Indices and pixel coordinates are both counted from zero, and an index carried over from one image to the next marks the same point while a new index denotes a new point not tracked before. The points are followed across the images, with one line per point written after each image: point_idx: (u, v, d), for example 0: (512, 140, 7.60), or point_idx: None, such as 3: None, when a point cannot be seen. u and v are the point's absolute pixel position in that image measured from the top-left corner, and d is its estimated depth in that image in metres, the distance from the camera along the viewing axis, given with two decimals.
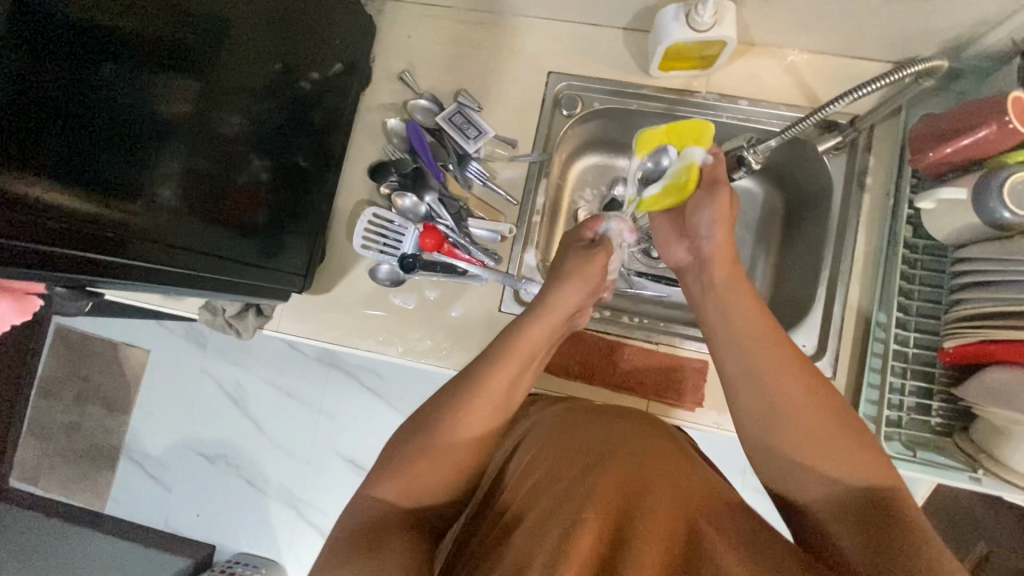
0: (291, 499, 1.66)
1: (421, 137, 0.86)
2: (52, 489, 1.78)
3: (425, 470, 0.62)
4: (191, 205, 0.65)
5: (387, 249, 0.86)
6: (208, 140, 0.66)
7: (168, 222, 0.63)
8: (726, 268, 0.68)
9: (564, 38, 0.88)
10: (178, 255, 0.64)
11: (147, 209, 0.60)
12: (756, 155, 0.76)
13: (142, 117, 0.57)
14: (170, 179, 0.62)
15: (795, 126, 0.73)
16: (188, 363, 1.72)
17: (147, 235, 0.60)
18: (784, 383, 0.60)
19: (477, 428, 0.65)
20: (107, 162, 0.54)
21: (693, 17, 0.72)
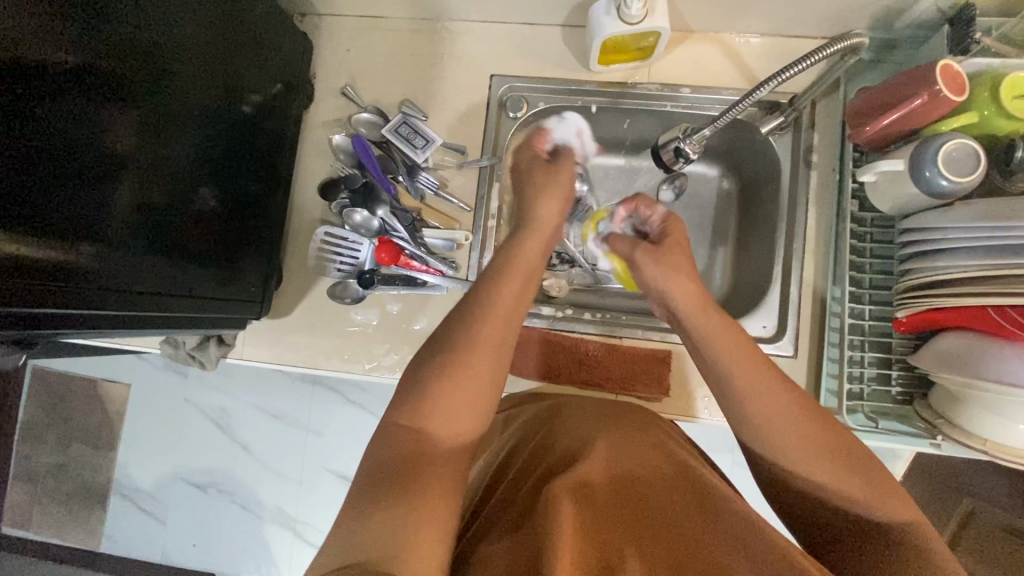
0: (287, 520, 1.66)
1: (367, 151, 0.82)
2: (44, 533, 1.75)
3: (452, 403, 0.58)
4: (143, 239, 0.64)
5: (344, 266, 0.86)
6: (153, 173, 0.65)
7: (119, 259, 0.61)
8: (695, 311, 0.63)
9: (504, 40, 0.88)
10: (130, 293, 0.63)
11: (96, 248, 0.59)
12: (693, 145, 0.77)
13: (82, 153, 0.56)
14: (118, 214, 0.61)
15: (729, 112, 0.72)
16: (170, 393, 1.71)
17: (97, 274, 0.59)
18: (772, 403, 0.57)
19: (489, 340, 0.60)
20: (48, 202, 0.54)
21: (623, 11, 0.72)
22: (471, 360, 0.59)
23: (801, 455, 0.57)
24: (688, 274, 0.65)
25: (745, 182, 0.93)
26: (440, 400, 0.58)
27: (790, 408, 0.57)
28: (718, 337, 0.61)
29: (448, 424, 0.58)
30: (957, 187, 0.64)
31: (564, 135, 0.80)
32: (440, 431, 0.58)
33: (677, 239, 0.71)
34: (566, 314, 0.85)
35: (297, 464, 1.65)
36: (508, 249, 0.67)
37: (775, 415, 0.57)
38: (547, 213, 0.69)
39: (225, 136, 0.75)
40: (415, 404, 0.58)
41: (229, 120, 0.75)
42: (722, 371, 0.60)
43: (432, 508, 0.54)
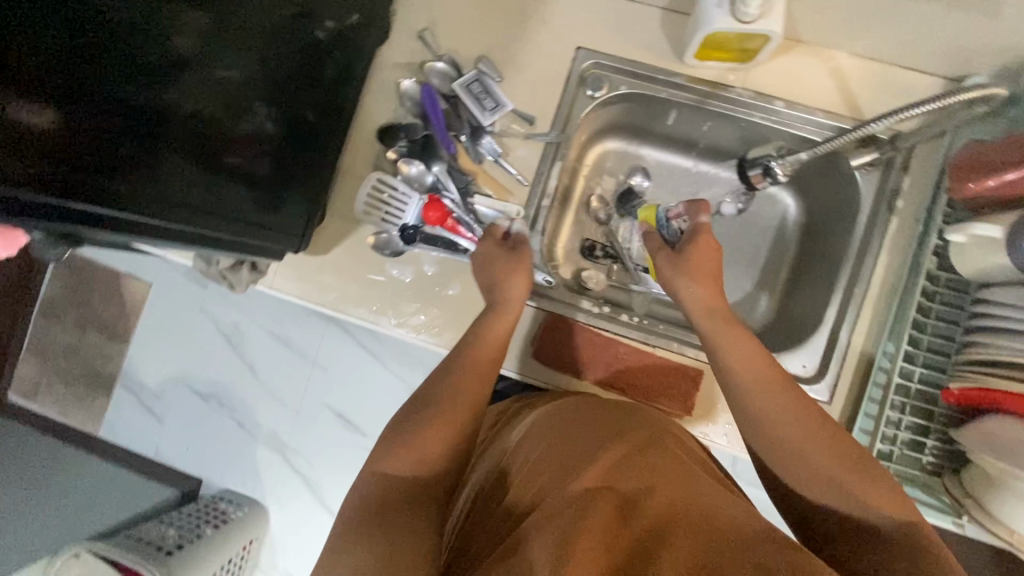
0: (279, 445, 1.69)
1: (434, 102, 0.81)
2: (48, 407, 1.79)
3: (425, 439, 0.66)
4: (189, 152, 0.63)
5: (389, 217, 0.83)
6: (211, 86, 0.63)
7: (164, 168, 0.61)
8: (705, 319, 0.72)
9: (599, 11, 0.82)
10: (170, 207, 0.63)
11: (144, 152, 0.58)
12: (785, 166, 0.75)
13: (145, 53, 0.54)
14: (171, 122, 0.60)
15: (831, 141, 0.71)
16: (188, 301, 1.74)
17: (139, 180, 0.59)
18: (774, 401, 0.64)
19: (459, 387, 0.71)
20: (104, 100, 0.53)
21: (738, 6, 0.67)
22: (435, 407, 0.68)
23: (796, 440, 0.61)
24: (702, 283, 0.73)
25: (814, 213, 0.90)
26: (413, 433, 0.66)
27: (783, 397, 0.64)
28: (730, 339, 0.69)
29: (417, 452, 0.65)
30: None
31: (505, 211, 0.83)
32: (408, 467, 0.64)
33: (702, 241, 0.76)
34: (602, 311, 0.84)
35: (299, 393, 1.68)
36: (478, 328, 0.75)
37: (773, 406, 0.64)
38: (514, 292, 0.76)
39: (293, 59, 0.72)
40: (393, 441, 0.67)
41: (297, 45, 0.72)
42: (733, 369, 0.67)
43: (407, 530, 0.58)
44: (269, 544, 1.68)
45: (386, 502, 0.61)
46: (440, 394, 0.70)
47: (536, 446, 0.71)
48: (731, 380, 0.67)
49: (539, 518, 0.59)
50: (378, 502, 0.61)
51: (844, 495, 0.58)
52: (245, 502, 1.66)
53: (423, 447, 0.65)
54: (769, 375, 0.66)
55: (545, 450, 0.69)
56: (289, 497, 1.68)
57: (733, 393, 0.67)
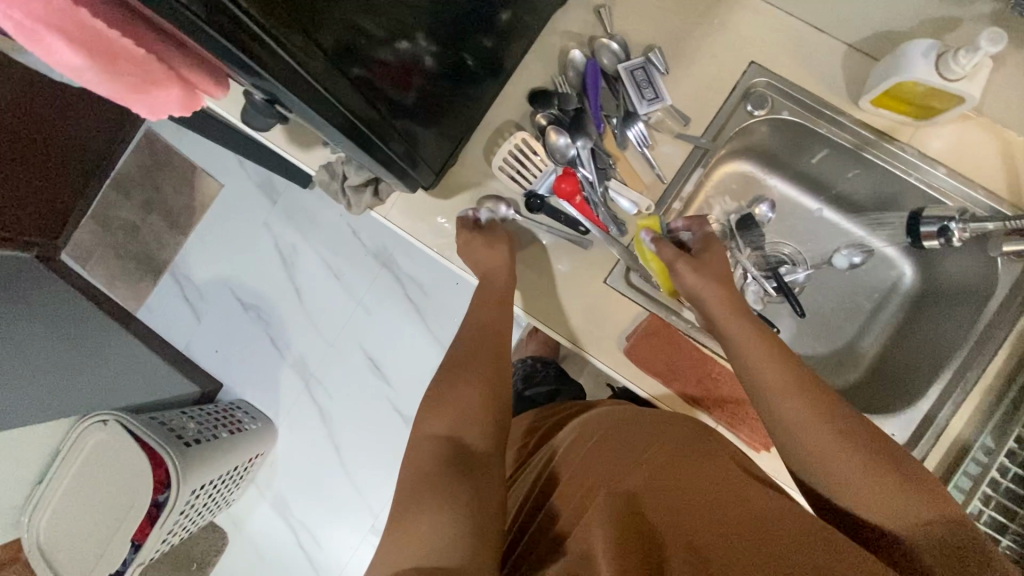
0: (305, 372, 1.71)
1: (597, 80, 0.82)
2: (95, 277, 1.80)
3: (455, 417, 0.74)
4: (366, 49, 0.60)
5: (519, 179, 0.83)
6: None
7: (343, 52, 0.57)
8: (732, 320, 0.71)
9: (784, 32, 0.81)
10: (338, 84, 0.58)
11: (332, 28, 0.54)
12: (964, 231, 0.74)
13: None
14: (361, 15, 0.56)
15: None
16: (255, 212, 1.76)
17: (322, 49, 0.54)
18: (795, 411, 0.63)
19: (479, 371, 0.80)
20: None
21: (947, 63, 0.66)
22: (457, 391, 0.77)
23: (831, 454, 0.61)
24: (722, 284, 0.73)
25: (930, 288, 0.88)
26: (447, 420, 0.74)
27: (813, 409, 0.63)
28: (747, 342, 0.69)
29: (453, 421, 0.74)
30: None
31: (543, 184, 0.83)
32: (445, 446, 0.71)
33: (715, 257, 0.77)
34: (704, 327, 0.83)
35: (338, 327, 1.70)
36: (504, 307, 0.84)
37: (802, 418, 0.63)
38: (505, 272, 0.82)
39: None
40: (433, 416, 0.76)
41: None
42: (761, 382, 0.66)
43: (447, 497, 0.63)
44: (270, 464, 1.70)
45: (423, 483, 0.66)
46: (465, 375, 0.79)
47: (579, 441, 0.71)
48: (758, 392, 0.67)
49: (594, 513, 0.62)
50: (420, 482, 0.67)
51: (883, 506, 0.59)
52: (259, 418, 1.67)
53: (441, 420, 0.74)
54: (790, 378, 0.65)
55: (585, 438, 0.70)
56: (300, 425, 1.70)
57: (762, 401, 0.66)
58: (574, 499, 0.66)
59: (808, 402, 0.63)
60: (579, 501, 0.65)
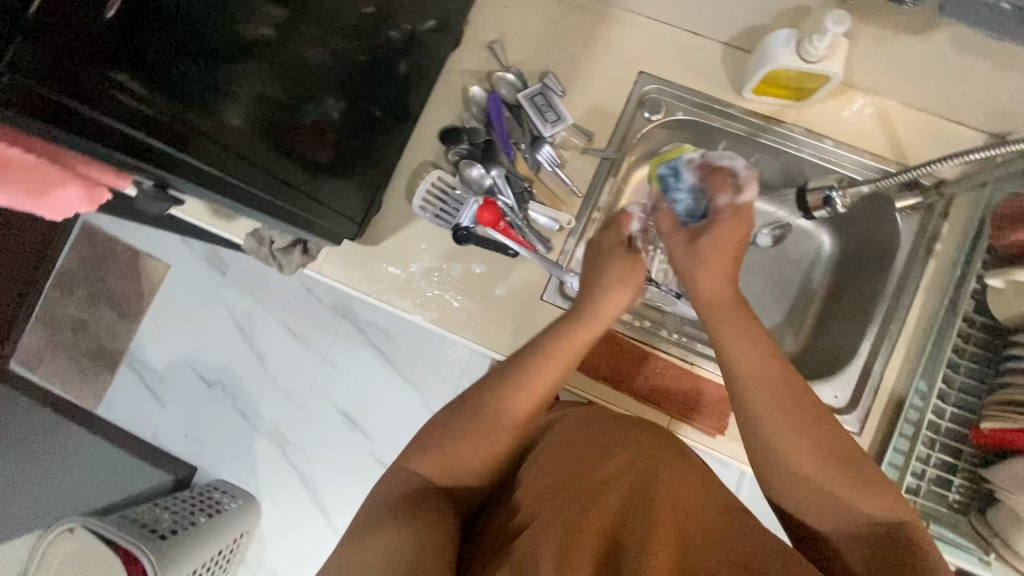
0: (280, 439, 1.67)
1: (499, 111, 0.86)
2: (49, 381, 1.76)
3: (456, 450, 0.67)
4: (260, 126, 0.64)
5: (443, 214, 0.86)
6: (289, 69, 0.64)
7: (236, 137, 0.61)
8: (715, 289, 0.69)
9: (663, 40, 0.86)
10: (245, 167, 0.62)
11: (215, 121, 0.58)
12: (844, 198, 0.77)
13: (224, 34, 0.54)
14: (243, 97, 0.60)
15: (892, 178, 0.74)
16: (206, 286, 1.74)
17: (215, 141, 0.58)
18: (773, 395, 0.63)
19: (522, 403, 0.70)
20: (182, 68, 0.52)
21: (805, 47, 0.71)
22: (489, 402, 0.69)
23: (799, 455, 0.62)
24: (723, 253, 0.69)
25: (850, 251, 0.92)
26: (452, 437, 0.67)
27: (789, 398, 0.62)
28: (734, 325, 0.67)
29: (460, 455, 0.67)
30: None
31: (469, 214, 0.85)
32: (432, 468, 0.66)
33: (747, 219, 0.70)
34: (643, 325, 0.87)
35: (306, 388, 1.67)
36: (552, 335, 0.72)
37: (777, 404, 0.62)
38: (616, 298, 0.75)
39: (358, 57, 0.74)
40: (427, 440, 0.68)
41: (354, 41, 0.72)
42: (738, 363, 0.65)
43: (426, 525, 0.60)
44: (258, 540, 1.64)
45: (398, 502, 0.62)
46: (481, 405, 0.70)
47: (550, 441, 0.73)
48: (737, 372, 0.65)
49: (543, 519, 0.63)
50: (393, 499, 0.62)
51: (836, 506, 0.61)
52: (240, 496, 1.62)
53: (441, 444, 0.67)
54: (774, 361, 0.64)
55: (555, 442, 0.72)
56: (283, 495, 1.65)
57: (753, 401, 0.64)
58: (537, 492, 0.67)
59: (791, 402, 0.62)
60: (541, 500, 0.66)
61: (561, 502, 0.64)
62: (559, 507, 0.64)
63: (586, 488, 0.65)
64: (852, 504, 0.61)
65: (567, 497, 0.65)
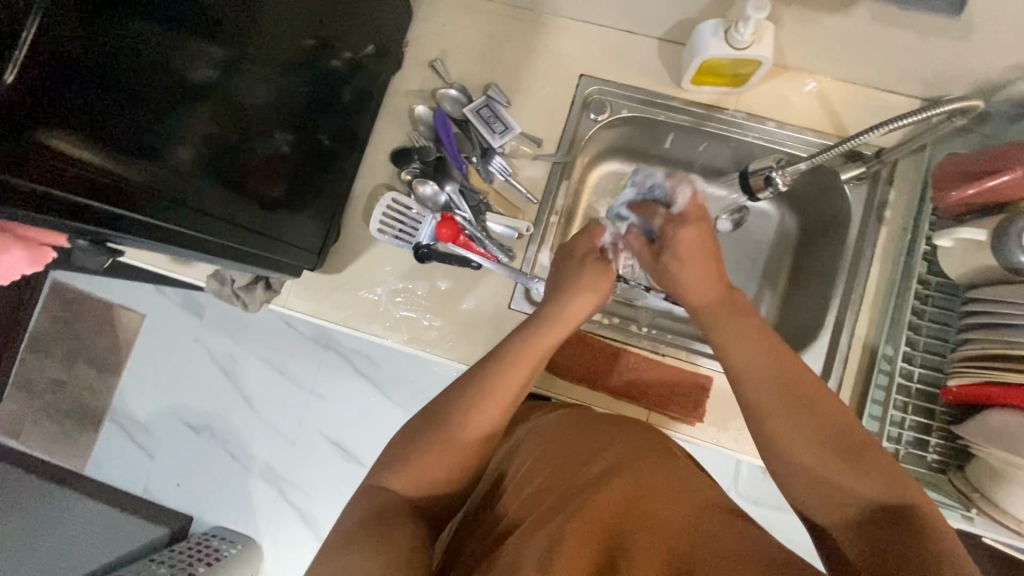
0: (274, 478, 1.64)
1: (446, 127, 0.86)
2: (33, 446, 1.72)
3: (429, 463, 0.65)
4: (211, 171, 0.64)
5: (402, 235, 0.86)
6: (237, 110, 0.65)
7: (185, 184, 0.61)
8: (707, 289, 0.70)
9: (600, 42, 0.88)
10: (192, 215, 0.62)
11: (164, 171, 0.58)
12: (784, 177, 0.77)
13: (165, 84, 0.55)
14: (190, 142, 0.60)
15: (825, 151, 0.74)
16: (183, 331, 1.71)
17: (161, 194, 0.58)
18: (760, 374, 0.62)
19: (490, 414, 0.68)
20: (125, 123, 0.52)
21: (732, 34, 0.73)
22: (460, 415, 0.68)
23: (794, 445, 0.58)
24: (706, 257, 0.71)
25: (807, 227, 0.94)
26: (421, 450, 0.66)
27: (776, 378, 0.61)
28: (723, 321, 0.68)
29: (433, 468, 0.65)
30: None
31: (427, 232, 0.86)
32: (405, 483, 0.64)
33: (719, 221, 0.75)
34: (611, 323, 0.87)
35: (295, 424, 1.65)
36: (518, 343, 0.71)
37: (765, 383, 0.61)
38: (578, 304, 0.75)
39: (304, 88, 0.75)
40: (398, 454, 0.67)
41: (299, 73, 0.73)
42: (728, 351, 0.65)
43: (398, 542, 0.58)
44: None
45: (372, 520, 0.61)
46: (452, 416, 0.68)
47: (532, 450, 0.73)
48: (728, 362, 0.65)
49: (527, 529, 0.61)
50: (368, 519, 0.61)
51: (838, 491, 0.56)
52: (237, 540, 1.59)
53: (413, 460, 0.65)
54: (762, 346, 0.64)
55: (537, 456, 0.71)
56: (283, 533, 1.62)
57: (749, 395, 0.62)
58: (524, 497, 0.67)
59: (778, 381, 0.61)
60: (526, 505, 0.65)
61: (546, 504, 0.63)
62: (545, 510, 0.62)
63: (570, 489, 0.64)
64: (845, 488, 0.55)
65: (548, 505, 0.63)
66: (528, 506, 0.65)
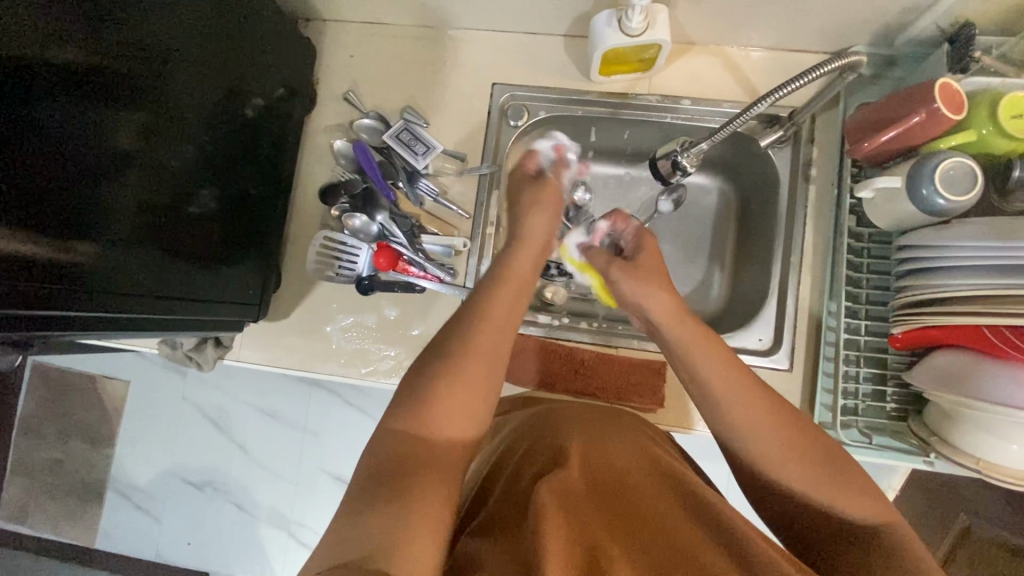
0: (282, 520, 1.63)
1: (368, 155, 0.83)
2: (41, 527, 1.73)
3: (454, 400, 0.59)
4: (144, 236, 0.64)
5: (343, 271, 0.86)
6: (161, 177, 0.65)
7: (123, 258, 0.61)
8: (675, 325, 0.65)
9: (507, 48, 0.89)
10: (126, 290, 0.62)
11: (101, 249, 0.59)
12: (689, 158, 0.77)
13: (86, 159, 0.56)
14: (121, 212, 0.61)
15: (725, 128, 0.71)
16: (169, 391, 1.68)
17: (105, 272, 0.59)
18: (738, 407, 0.59)
19: (486, 344, 0.62)
20: (56, 210, 0.54)
21: (625, 23, 0.73)
22: (465, 337, 0.62)
23: (782, 463, 0.57)
24: (662, 289, 0.67)
25: (745, 195, 0.94)
26: (440, 388, 0.59)
27: (762, 409, 0.58)
28: (695, 353, 0.62)
29: (458, 410, 0.59)
30: (953, 206, 0.64)
31: (366, 262, 0.86)
32: (432, 429, 0.58)
33: (652, 252, 0.74)
34: (562, 322, 0.87)
35: (294, 465, 1.62)
36: (504, 259, 0.69)
37: (751, 412, 0.58)
38: (537, 226, 0.72)
39: (226, 142, 0.75)
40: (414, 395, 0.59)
41: (218, 125, 0.73)
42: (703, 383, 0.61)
43: (419, 500, 0.52)
44: None
45: (393, 469, 0.55)
46: (461, 349, 0.61)
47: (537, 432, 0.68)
48: (696, 382, 0.62)
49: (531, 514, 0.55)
50: (391, 467, 0.55)
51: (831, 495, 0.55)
52: None
53: (443, 405, 0.58)
54: (736, 377, 0.60)
55: (532, 440, 0.67)
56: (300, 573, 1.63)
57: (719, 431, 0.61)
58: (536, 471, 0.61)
59: (764, 406, 0.58)
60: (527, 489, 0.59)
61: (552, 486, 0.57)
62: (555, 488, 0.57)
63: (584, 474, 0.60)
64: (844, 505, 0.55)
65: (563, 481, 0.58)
66: (515, 493, 0.59)
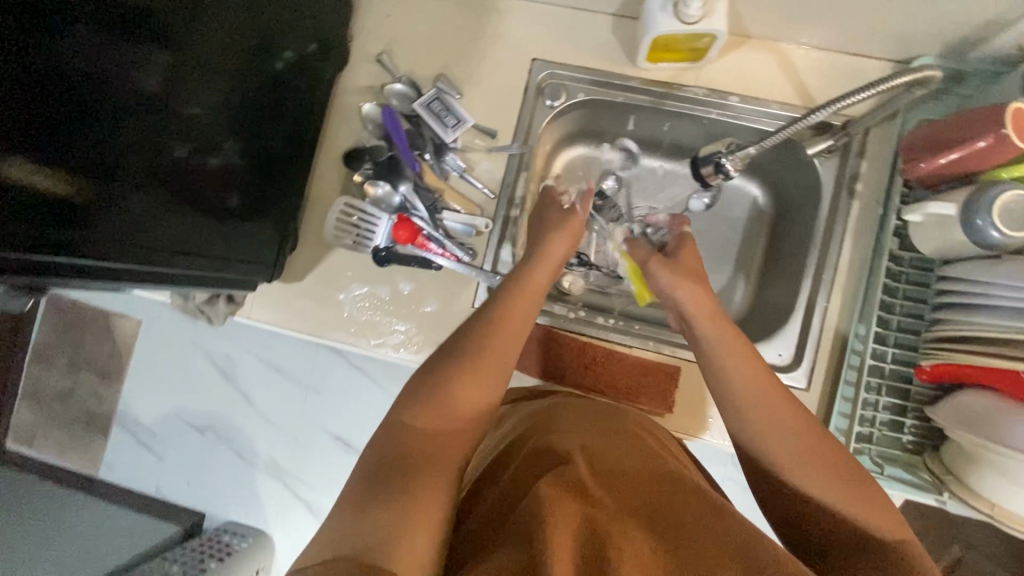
0: (280, 472, 1.67)
1: (396, 122, 0.83)
2: (48, 453, 1.78)
3: (459, 392, 0.59)
4: (163, 182, 0.62)
5: (362, 239, 0.85)
6: (185, 123, 0.64)
7: (138, 204, 0.60)
8: (707, 323, 0.65)
9: (551, 22, 0.84)
10: (139, 237, 0.60)
11: (118, 190, 0.57)
12: (735, 161, 0.74)
13: (110, 96, 0.54)
14: (139, 154, 0.59)
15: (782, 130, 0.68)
16: (178, 333, 1.67)
17: (121, 215, 0.58)
18: (755, 389, 0.59)
19: (505, 330, 0.64)
20: (76, 147, 0.52)
21: (681, 9, 0.68)
22: (476, 333, 0.63)
23: (790, 455, 0.56)
24: (697, 285, 0.69)
25: (782, 201, 0.90)
26: (447, 378, 0.60)
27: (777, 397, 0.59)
28: (719, 337, 0.64)
29: (463, 400, 0.59)
30: (1009, 241, 0.59)
31: (386, 232, 0.84)
32: (436, 419, 0.58)
33: (691, 253, 0.75)
34: (578, 315, 0.86)
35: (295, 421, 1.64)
36: (529, 255, 0.73)
37: (765, 398, 0.58)
38: (557, 241, 0.75)
39: (253, 95, 0.73)
40: (421, 389, 0.60)
41: (246, 76, 0.71)
42: (721, 368, 0.62)
43: (424, 492, 0.52)
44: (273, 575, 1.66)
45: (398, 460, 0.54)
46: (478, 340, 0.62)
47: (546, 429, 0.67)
48: (713, 365, 0.63)
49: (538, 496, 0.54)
50: (398, 460, 0.54)
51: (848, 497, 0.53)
52: (250, 533, 1.64)
53: (443, 397, 0.59)
54: (755, 366, 0.61)
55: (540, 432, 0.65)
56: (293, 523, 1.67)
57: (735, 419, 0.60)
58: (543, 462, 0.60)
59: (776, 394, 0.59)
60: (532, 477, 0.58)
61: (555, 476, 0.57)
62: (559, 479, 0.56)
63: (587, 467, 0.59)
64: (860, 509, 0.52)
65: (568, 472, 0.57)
66: (520, 483, 0.58)
